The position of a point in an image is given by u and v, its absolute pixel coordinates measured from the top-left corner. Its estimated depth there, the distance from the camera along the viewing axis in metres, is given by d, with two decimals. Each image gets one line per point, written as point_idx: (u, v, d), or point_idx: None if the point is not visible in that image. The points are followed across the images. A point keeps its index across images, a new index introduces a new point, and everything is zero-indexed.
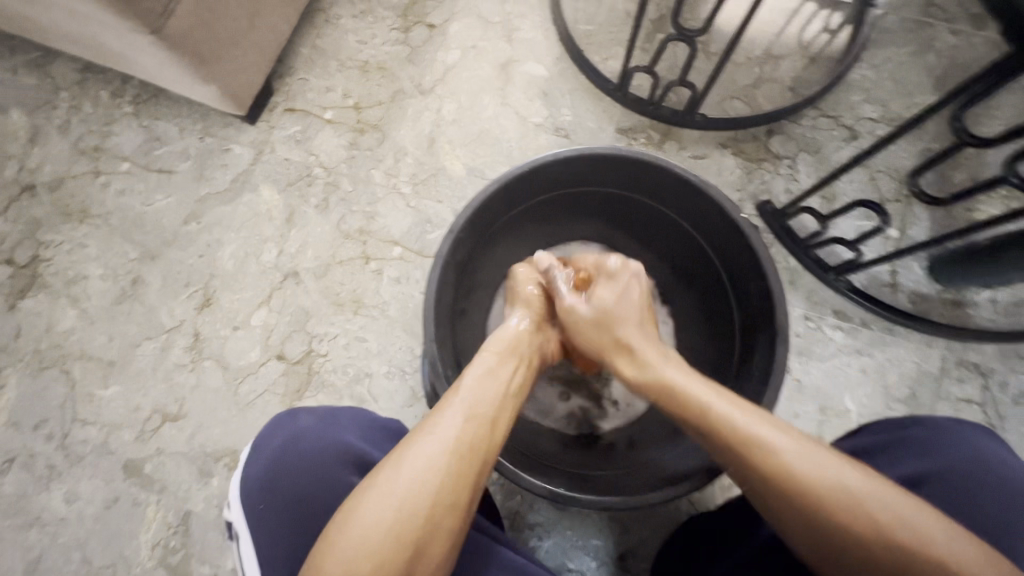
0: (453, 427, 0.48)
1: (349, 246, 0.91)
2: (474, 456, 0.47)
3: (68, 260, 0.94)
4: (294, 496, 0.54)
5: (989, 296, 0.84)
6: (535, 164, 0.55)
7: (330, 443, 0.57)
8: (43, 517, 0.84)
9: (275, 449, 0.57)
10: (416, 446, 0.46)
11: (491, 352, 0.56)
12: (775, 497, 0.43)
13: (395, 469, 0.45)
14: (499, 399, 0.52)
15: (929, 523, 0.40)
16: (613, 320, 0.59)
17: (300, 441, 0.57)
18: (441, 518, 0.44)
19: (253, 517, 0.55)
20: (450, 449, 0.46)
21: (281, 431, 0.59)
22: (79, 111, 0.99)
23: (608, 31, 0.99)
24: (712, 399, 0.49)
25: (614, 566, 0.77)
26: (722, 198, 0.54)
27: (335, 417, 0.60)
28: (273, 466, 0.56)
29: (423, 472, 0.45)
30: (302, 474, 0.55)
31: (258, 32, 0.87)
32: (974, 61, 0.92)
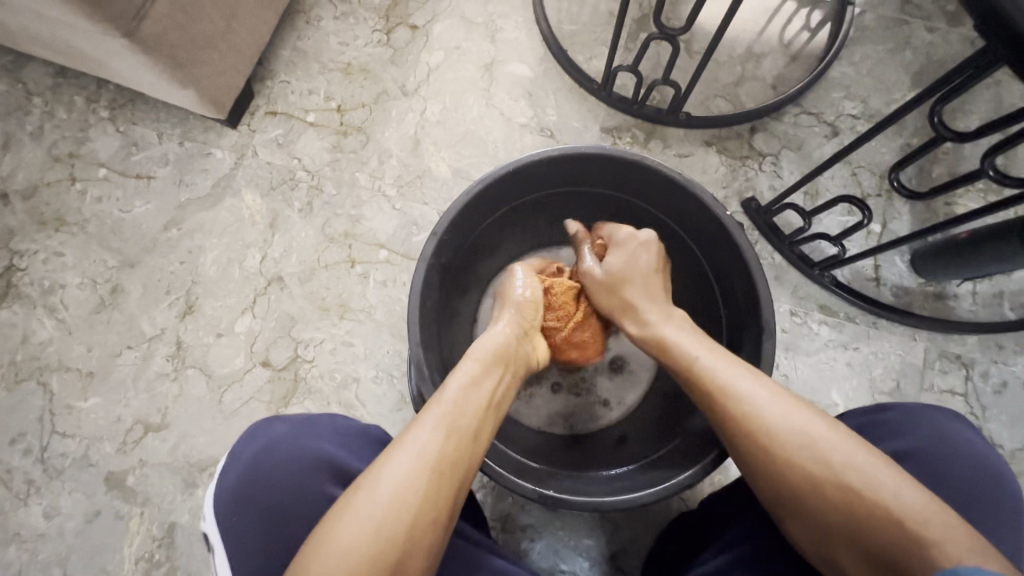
0: (431, 441, 0.46)
1: (334, 249, 0.90)
2: (454, 472, 0.46)
3: (43, 269, 0.91)
4: (270, 507, 0.54)
5: (969, 288, 0.85)
6: (519, 164, 0.55)
7: (305, 452, 0.56)
8: (21, 533, 0.82)
9: (247, 459, 0.56)
10: (392, 461, 0.45)
11: (474, 359, 0.54)
12: (743, 440, 0.48)
13: (373, 486, 0.44)
14: (481, 411, 0.50)
15: (920, 506, 0.41)
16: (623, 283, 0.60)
17: (274, 452, 0.56)
18: (420, 536, 0.43)
19: (226, 531, 0.54)
20: (429, 464, 0.45)
21: (254, 440, 0.58)
22: (53, 117, 0.97)
23: (592, 31, 0.99)
24: (700, 352, 0.53)
25: (607, 566, 0.77)
26: (707, 195, 0.54)
27: (310, 424, 0.59)
28: (246, 478, 0.55)
29: (401, 490, 0.43)
30: (278, 485, 0.54)
31: (236, 34, 0.86)
32: (950, 58, 0.94)
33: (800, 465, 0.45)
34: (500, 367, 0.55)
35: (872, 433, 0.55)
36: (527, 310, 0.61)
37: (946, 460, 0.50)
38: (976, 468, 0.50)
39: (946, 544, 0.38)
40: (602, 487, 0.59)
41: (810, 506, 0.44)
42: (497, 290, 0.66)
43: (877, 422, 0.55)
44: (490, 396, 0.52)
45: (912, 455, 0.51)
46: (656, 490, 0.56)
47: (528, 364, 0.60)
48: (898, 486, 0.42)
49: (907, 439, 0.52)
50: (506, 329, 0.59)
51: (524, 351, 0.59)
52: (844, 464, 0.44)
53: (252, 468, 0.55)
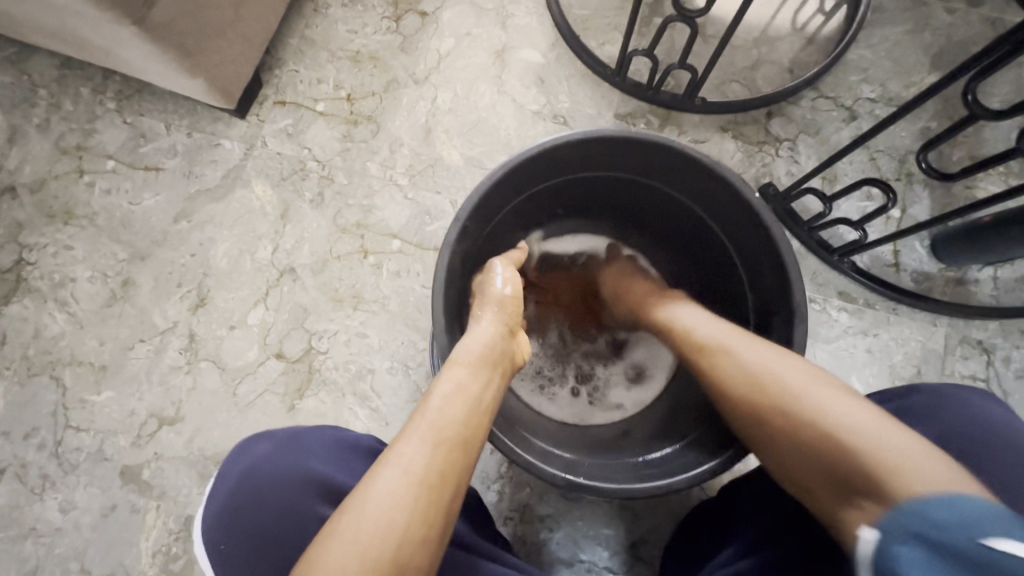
0: (418, 456, 0.43)
1: (346, 240, 0.89)
2: (446, 487, 0.43)
3: (53, 262, 0.90)
4: (255, 530, 0.53)
5: (990, 273, 0.84)
6: (541, 147, 0.53)
7: (289, 470, 0.55)
8: (38, 528, 0.82)
9: (234, 479, 0.56)
10: (377, 481, 0.42)
11: (452, 368, 0.50)
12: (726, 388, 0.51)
13: (358, 509, 0.41)
14: (469, 419, 0.47)
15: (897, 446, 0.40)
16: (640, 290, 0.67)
17: (259, 471, 0.55)
18: (411, 558, 0.40)
19: (214, 555, 0.54)
20: (417, 480, 0.42)
21: (241, 458, 0.58)
22: (59, 109, 0.96)
23: (604, 16, 0.97)
24: (696, 323, 0.57)
25: (626, 555, 0.77)
26: (735, 177, 0.53)
27: (296, 440, 0.59)
28: (232, 499, 0.55)
29: (389, 511, 0.40)
30: (262, 507, 0.53)
31: (244, 21, 0.84)
32: (970, 40, 0.92)
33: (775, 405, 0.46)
34: (488, 370, 0.52)
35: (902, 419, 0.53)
36: (510, 308, 0.57)
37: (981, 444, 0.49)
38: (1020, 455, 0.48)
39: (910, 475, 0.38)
40: (629, 475, 0.58)
41: (785, 445, 0.45)
42: (473, 284, 0.61)
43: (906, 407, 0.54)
44: (478, 403, 0.49)
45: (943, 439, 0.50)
46: (689, 477, 0.55)
47: (514, 363, 0.56)
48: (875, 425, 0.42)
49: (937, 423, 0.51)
50: (486, 330, 0.55)
51: (509, 352, 0.56)
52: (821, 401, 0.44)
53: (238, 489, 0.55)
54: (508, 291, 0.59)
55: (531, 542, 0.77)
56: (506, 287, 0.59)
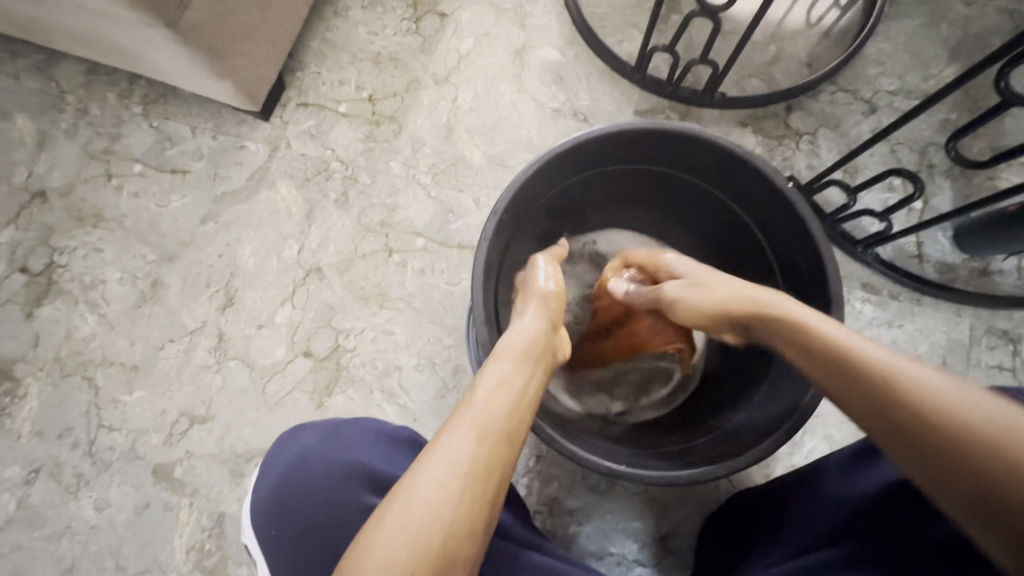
0: (465, 448, 0.44)
1: (371, 239, 0.90)
2: (491, 478, 0.44)
3: (84, 265, 0.92)
4: (302, 519, 0.57)
5: (1014, 263, 0.84)
6: (575, 141, 0.54)
7: (334, 462, 0.59)
8: (72, 526, 0.83)
9: (281, 472, 0.60)
10: (424, 470, 0.42)
11: (500, 363, 0.51)
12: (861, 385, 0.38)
13: (407, 496, 0.41)
14: (514, 411, 0.48)
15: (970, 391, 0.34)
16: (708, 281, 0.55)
17: (304, 461, 0.59)
18: (459, 547, 0.40)
19: (266, 542, 0.58)
20: (464, 471, 0.43)
21: (289, 449, 0.62)
22: (86, 114, 0.98)
23: (621, 14, 0.98)
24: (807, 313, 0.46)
25: (656, 548, 0.77)
26: (768, 167, 0.54)
27: (338, 434, 0.62)
28: (280, 491, 0.59)
29: (435, 500, 0.41)
30: (308, 496, 0.57)
31: (269, 24, 0.86)
32: (988, 31, 0.92)
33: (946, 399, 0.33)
34: (530, 364, 0.53)
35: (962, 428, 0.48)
36: (553, 303, 0.58)
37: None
38: None
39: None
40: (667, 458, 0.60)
41: (924, 442, 0.33)
42: (517, 281, 0.62)
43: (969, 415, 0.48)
44: (521, 396, 0.49)
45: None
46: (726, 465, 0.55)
47: (555, 359, 0.58)
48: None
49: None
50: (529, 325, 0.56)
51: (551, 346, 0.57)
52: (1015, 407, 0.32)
53: (286, 477, 0.59)
54: (552, 288, 0.60)
55: (561, 535, 0.78)
56: (549, 283, 0.60)
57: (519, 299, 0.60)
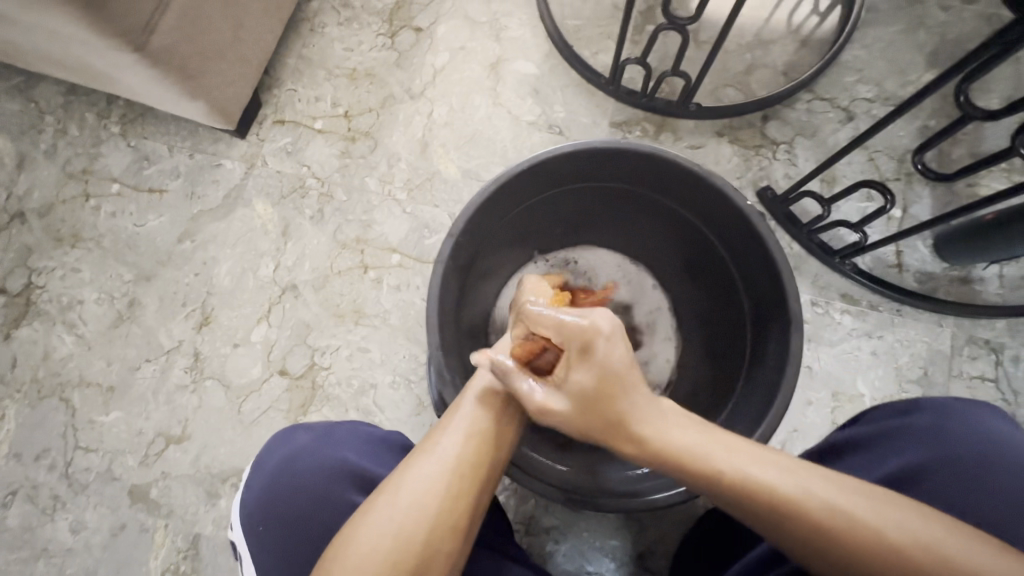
0: (452, 446, 0.47)
1: (347, 255, 0.90)
2: (476, 477, 0.46)
3: (62, 285, 0.92)
4: (288, 517, 0.54)
5: (996, 271, 0.83)
6: (532, 162, 0.54)
7: (324, 460, 0.56)
8: (49, 549, 0.83)
9: (271, 470, 0.57)
10: (413, 466, 0.45)
11: (484, 389, 0.50)
12: (804, 544, 0.40)
13: (395, 491, 0.44)
14: (502, 416, 0.50)
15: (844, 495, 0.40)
16: (608, 399, 0.45)
17: (295, 460, 0.56)
18: (441, 541, 0.43)
19: (253, 541, 0.55)
20: (450, 469, 0.45)
21: (279, 448, 0.59)
22: (66, 134, 0.98)
23: (597, 25, 0.98)
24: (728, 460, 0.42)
25: (633, 566, 0.76)
26: (726, 185, 0.53)
27: (329, 434, 0.59)
28: (270, 489, 0.55)
29: (422, 495, 0.43)
30: (296, 494, 0.54)
31: (242, 43, 0.86)
32: (966, 36, 0.92)
33: (875, 556, 0.38)
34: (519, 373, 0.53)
35: (897, 436, 0.53)
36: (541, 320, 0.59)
37: (977, 470, 0.49)
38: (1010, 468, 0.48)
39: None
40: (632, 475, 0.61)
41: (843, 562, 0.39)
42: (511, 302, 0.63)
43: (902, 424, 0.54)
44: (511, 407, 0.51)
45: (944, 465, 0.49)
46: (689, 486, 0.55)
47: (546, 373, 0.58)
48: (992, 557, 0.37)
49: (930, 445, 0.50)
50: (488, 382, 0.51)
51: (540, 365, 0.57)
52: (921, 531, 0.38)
53: (276, 475, 0.56)
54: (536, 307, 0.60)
55: (537, 554, 0.77)
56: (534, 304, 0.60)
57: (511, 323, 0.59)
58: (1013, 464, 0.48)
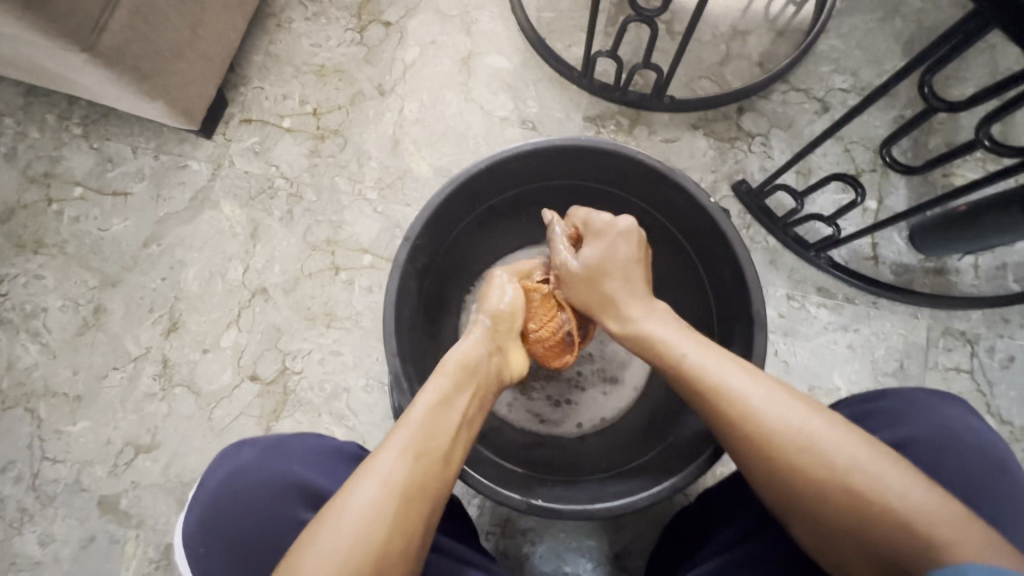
0: (396, 467, 0.43)
1: (317, 257, 0.88)
2: (424, 498, 0.43)
3: (24, 293, 0.90)
4: (234, 536, 0.52)
5: (971, 262, 0.83)
6: (493, 160, 0.53)
7: (271, 478, 0.53)
8: (17, 563, 0.81)
9: (213, 488, 0.54)
10: (355, 490, 0.41)
11: (440, 384, 0.49)
12: (743, 441, 0.44)
13: (337, 518, 0.40)
14: (452, 433, 0.47)
15: (830, 435, 0.42)
16: (602, 276, 0.56)
17: (238, 478, 0.54)
18: (390, 567, 0.40)
19: (196, 559, 0.53)
20: (396, 493, 0.42)
21: (222, 465, 0.56)
22: (26, 137, 0.95)
23: (570, 17, 0.96)
24: (689, 348, 0.49)
25: (611, 566, 0.76)
26: (689, 182, 0.52)
27: (278, 446, 0.56)
28: (213, 507, 0.53)
29: (368, 522, 0.40)
30: (249, 512, 0.52)
31: (201, 41, 0.83)
32: (941, 24, 0.90)
33: (816, 474, 0.41)
34: (467, 386, 0.51)
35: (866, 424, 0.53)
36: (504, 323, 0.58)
37: (938, 457, 0.48)
38: (971, 449, 0.49)
39: (961, 544, 0.36)
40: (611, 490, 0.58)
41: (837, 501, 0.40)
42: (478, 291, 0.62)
43: (872, 413, 0.53)
44: (463, 416, 0.49)
45: (903, 449, 0.49)
46: (670, 483, 0.54)
47: (499, 379, 0.56)
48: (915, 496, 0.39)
49: (895, 430, 0.50)
50: (474, 340, 0.56)
51: (495, 365, 0.56)
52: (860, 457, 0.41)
53: (219, 494, 0.53)
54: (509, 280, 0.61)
55: (513, 557, 0.76)
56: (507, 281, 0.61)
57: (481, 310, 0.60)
58: (970, 449, 0.49)
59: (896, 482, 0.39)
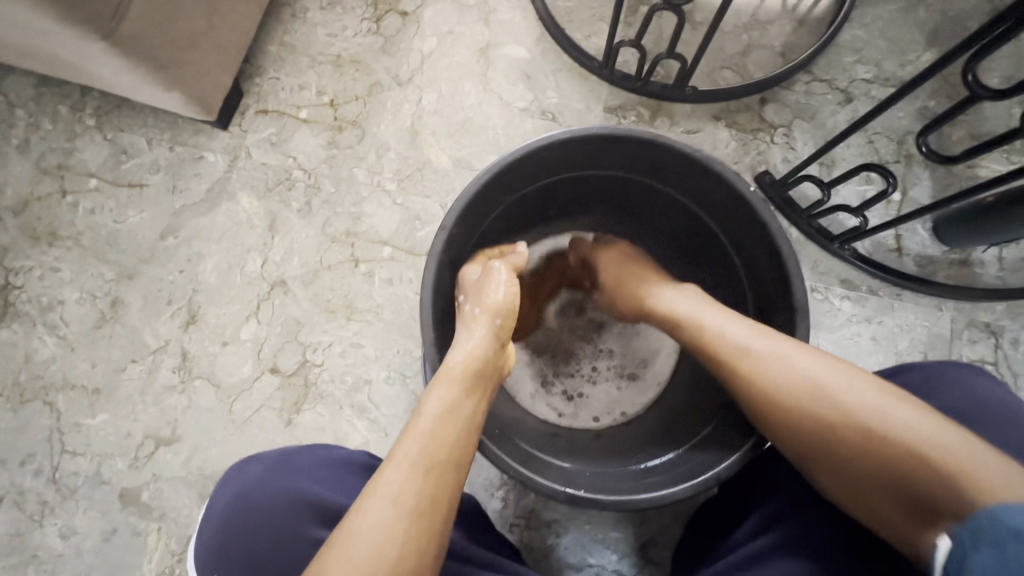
0: (406, 482, 0.40)
1: (336, 249, 0.87)
2: (437, 511, 0.40)
3: (40, 285, 0.89)
4: (243, 560, 0.47)
5: (995, 254, 0.82)
6: (529, 149, 0.52)
7: (282, 492, 0.50)
8: (39, 555, 0.81)
9: (222, 508, 0.51)
10: (363, 509, 0.39)
11: (445, 387, 0.46)
12: (764, 397, 0.48)
13: (348, 542, 0.37)
14: (462, 438, 0.44)
15: (850, 384, 0.45)
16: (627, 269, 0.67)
17: (247, 496, 0.50)
18: None
19: None
20: (406, 509, 0.39)
21: (231, 484, 0.53)
22: (38, 129, 0.94)
23: (589, 7, 0.95)
24: (709, 317, 0.55)
25: (635, 557, 0.76)
26: (728, 172, 0.52)
27: (287, 461, 0.54)
28: (220, 529, 0.49)
29: (379, 542, 0.37)
30: (251, 532, 0.48)
31: (218, 30, 0.82)
32: (966, 14, 0.90)
33: (837, 421, 0.44)
34: (472, 388, 0.47)
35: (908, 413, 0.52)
36: (504, 321, 0.53)
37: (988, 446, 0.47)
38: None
39: (983, 477, 0.37)
40: (653, 482, 0.57)
41: (862, 448, 0.42)
42: (471, 283, 0.56)
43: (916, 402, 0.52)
44: (473, 420, 0.46)
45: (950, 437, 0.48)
46: (716, 473, 0.54)
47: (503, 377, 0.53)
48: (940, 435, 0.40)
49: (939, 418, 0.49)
50: (476, 341, 0.51)
51: (498, 366, 0.52)
52: (882, 403, 0.43)
53: (227, 514, 0.50)
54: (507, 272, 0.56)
55: (538, 549, 0.76)
56: (505, 270, 0.56)
57: (476, 302, 0.55)
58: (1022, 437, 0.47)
59: (921, 423, 0.41)
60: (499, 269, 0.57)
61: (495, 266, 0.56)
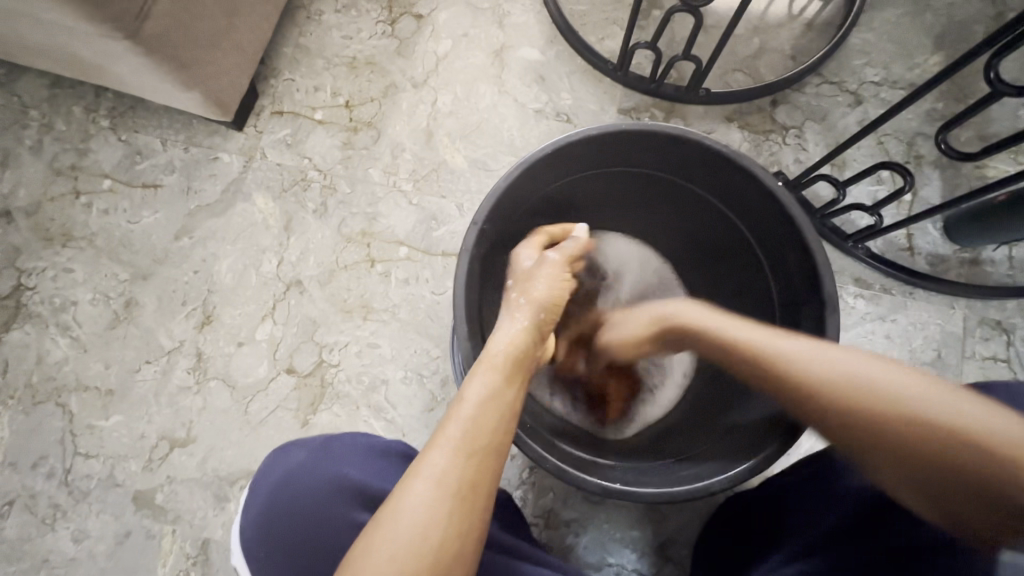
0: (448, 466, 0.39)
1: (352, 250, 0.88)
2: (479, 495, 0.40)
3: (53, 286, 0.88)
4: (289, 542, 0.48)
5: (1005, 253, 0.84)
6: (560, 144, 0.53)
7: (322, 477, 0.50)
8: (50, 560, 0.80)
9: (266, 492, 0.52)
10: (406, 490, 0.38)
11: (491, 372, 0.46)
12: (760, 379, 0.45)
13: (392, 523, 0.37)
14: (502, 425, 0.43)
15: (842, 357, 0.42)
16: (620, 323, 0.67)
17: (290, 480, 0.51)
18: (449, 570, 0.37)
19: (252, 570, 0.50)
20: (449, 491, 0.38)
21: (275, 469, 0.54)
22: (52, 129, 0.94)
23: (601, 11, 0.96)
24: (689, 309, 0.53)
25: (655, 556, 0.76)
26: (756, 167, 0.53)
27: (326, 447, 0.54)
28: (267, 511, 0.50)
29: (423, 524, 0.37)
30: (294, 515, 0.49)
31: (238, 32, 0.83)
32: (972, 18, 0.91)
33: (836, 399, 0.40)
34: (513, 375, 0.47)
35: None
36: (544, 311, 0.53)
37: None
38: None
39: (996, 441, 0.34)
40: (685, 475, 0.56)
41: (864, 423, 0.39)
42: (523, 270, 0.56)
43: None
44: (514, 408, 0.45)
45: None
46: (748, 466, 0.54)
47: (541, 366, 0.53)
48: (919, 387, 0.38)
49: None
50: (518, 330, 0.51)
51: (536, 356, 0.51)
52: (882, 375, 0.40)
53: (272, 497, 0.51)
54: (559, 258, 0.58)
55: (558, 548, 0.76)
56: (559, 255, 0.58)
57: (527, 285, 0.55)
58: None
59: (922, 390, 0.38)
60: (551, 254, 0.58)
61: (550, 252, 0.58)
